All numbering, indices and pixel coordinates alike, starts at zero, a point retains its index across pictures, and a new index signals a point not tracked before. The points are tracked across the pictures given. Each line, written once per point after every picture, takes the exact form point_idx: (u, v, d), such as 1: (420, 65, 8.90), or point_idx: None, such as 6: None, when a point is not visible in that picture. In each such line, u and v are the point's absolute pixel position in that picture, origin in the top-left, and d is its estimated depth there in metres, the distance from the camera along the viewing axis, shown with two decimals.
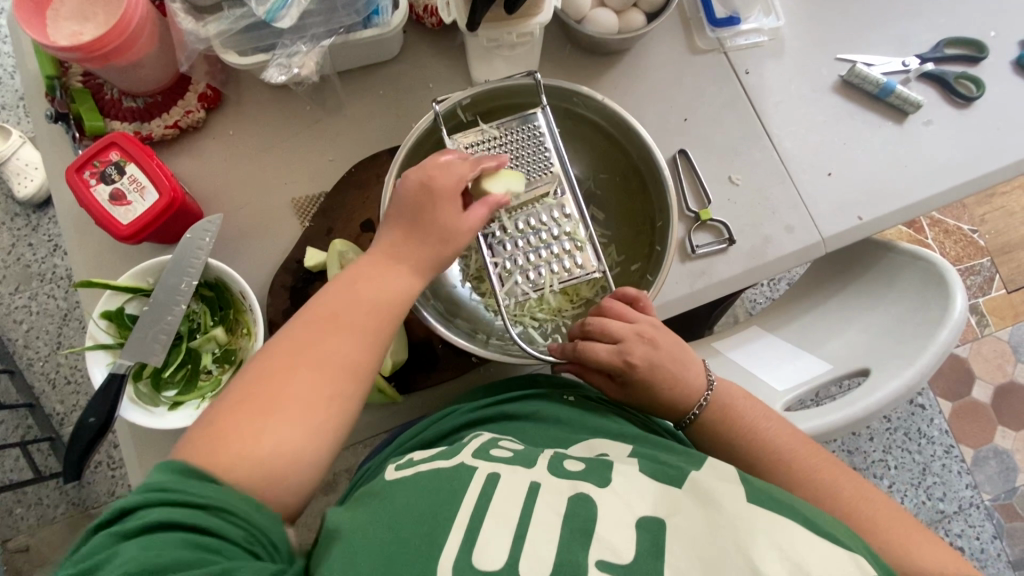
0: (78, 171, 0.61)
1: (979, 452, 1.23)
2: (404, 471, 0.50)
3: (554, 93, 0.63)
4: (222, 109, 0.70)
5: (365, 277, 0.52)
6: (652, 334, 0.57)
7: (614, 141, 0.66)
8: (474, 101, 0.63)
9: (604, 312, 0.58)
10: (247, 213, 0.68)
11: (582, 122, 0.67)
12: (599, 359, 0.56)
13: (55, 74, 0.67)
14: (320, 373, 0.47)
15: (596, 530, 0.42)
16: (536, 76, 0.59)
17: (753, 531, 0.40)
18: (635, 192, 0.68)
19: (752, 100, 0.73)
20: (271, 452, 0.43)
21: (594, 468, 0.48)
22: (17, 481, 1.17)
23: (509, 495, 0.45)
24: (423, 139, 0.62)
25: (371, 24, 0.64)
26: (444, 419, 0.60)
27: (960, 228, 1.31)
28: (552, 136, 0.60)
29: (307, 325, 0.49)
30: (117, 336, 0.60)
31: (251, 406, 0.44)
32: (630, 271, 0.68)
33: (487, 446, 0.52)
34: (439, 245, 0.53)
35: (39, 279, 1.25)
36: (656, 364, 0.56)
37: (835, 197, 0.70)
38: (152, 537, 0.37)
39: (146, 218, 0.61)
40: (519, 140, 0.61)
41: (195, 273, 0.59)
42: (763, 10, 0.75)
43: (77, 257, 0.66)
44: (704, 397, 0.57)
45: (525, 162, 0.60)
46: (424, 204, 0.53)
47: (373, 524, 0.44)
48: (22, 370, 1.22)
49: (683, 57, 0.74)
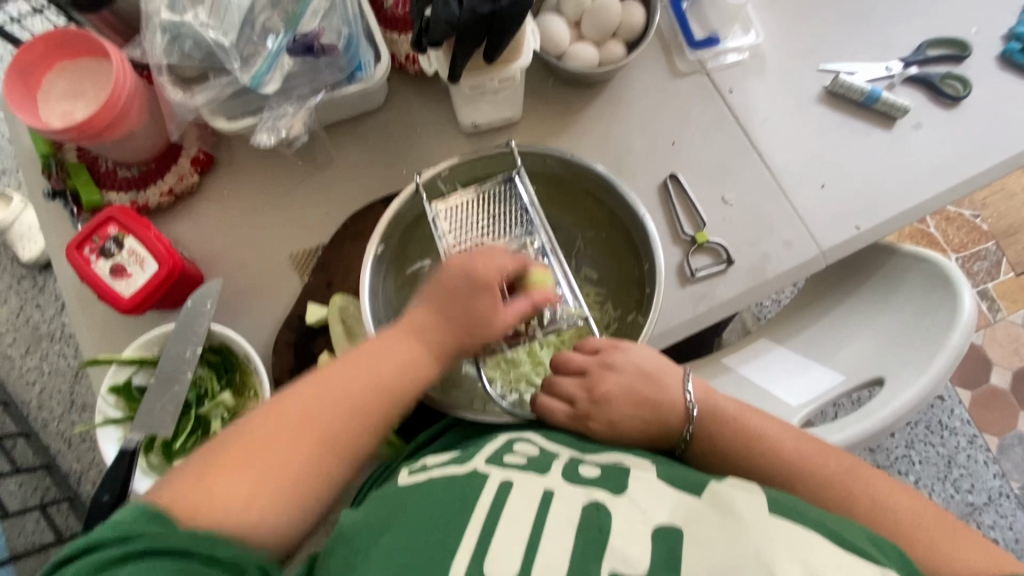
0: (78, 248, 0.62)
1: (1004, 440, 1.20)
2: (418, 475, 0.50)
3: (531, 158, 0.66)
4: (216, 170, 0.71)
5: (375, 356, 0.54)
6: (601, 390, 0.58)
7: (596, 196, 0.66)
8: (455, 172, 0.65)
9: (559, 367, 0.61)
10: (247, 272, 0.68)
11: (562, 184, 0.68)
12: (556, 420, 0.58)
13: (51, 152, 0.68)
14: (309, 454, 0.49)
15: (611, 542, 0.40)
16: (511, 143, 0.63)
17: (772, 543, 0.39)
18: (623, 245, 0.67)
19: (740, 118, 0.73)
20: (236, 520, 0.44)
21: (612, 475, 0.48)
22: (38, 545, 1.16)
23: (523, 505, 0.44)
24: (404, 214, 0.64)
25: (355, 79, 0.65)
26: (463, 432, 0.59)
27: (962, 214, 1.30)
28: (528, 198, 0.63)
29: (305, 398, 0.51)
30: (127, 409, 0.61)
31: (214, 474, 0.45)
32: (627, 322, 0.66)
33: (502, 450, 0.52)
34: (459, 337, 0.56)
35: (49, 339, 1.26)
36: (615, 418, 0.57)
37: (831, 208, 0.70)
38: (139, 564, 0.38)
39: (147, 289, 0.61)
40: (500, 203, 0.63)
41: (198, 339, 0.60)
42: (741, 28, 0.76)
43: (81, 330, 0.66)
44: (687, 432, 0.57)
45: (506, 224, 0.63)
46: (467, 308, 0.56)
47: (385, 528, 0.43)
48: (38, 432, 1.22)
49: (666, 80, 0.74)
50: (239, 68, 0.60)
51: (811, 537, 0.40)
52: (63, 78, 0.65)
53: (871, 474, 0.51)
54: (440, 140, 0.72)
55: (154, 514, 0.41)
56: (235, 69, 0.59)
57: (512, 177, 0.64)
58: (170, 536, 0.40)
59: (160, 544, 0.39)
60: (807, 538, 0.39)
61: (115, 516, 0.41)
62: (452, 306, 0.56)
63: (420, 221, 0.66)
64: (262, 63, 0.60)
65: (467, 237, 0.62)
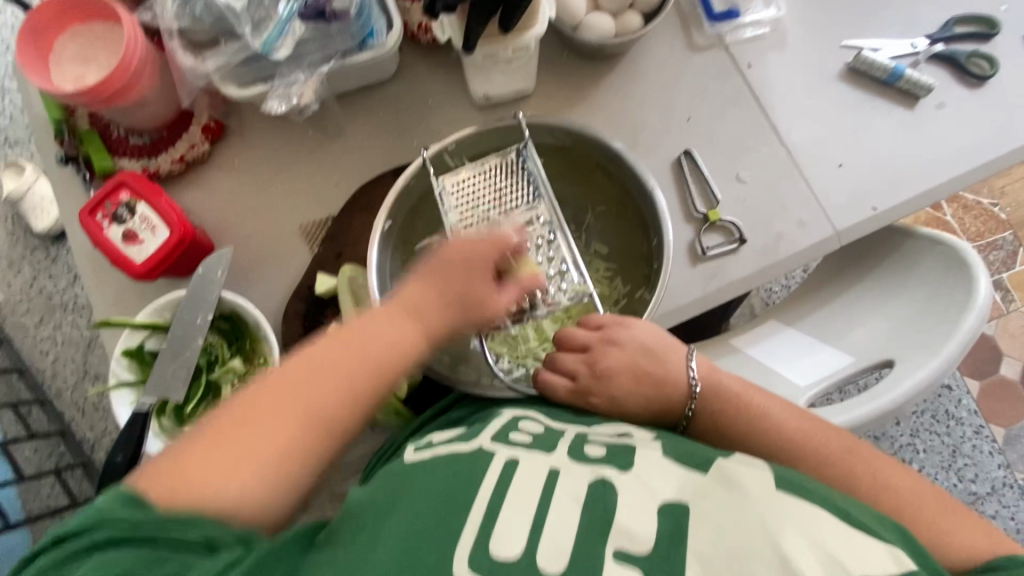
0: (91, 214, 0.62)
1: (1011, 431, 1.20)
2: (424, 454, 0.50)
3: (539, 130, 0.64)
4: (226, 139, 0.70)
5: (375, 327, 0.53)
6: (605, 366, 0.58)
7: (604, 170, 0.65)
8: (461, 146, 0.64)
9: (564, 343, 0.61)
10: (256, 242, 0.68)
11: (573, 157, 0.66)
12: (560, 397, 0.58)
13: (62, 117, 0.68)
14: (302, 425, 0.48)
15: (616, 518, 0.41)
16: (519, 117, 0.62)
17: (780, 520, 0.39)
18: (632, 220, 0.66)
19: (757, 95, 0.71)
20: (225, 494, 0.43)
21: (617, 454, 0.48)
22: (53, 508, 1.19)
23: (528, 483, 0.44)
24: (411, 188, 0.63)
25: (366, 46, 0.64)
26: (469, 406, 0.60)
27: (979, 203, 1.28)
28: (536, 172, 0.62)
29: (304, 368, 0.50)
30: (139, 373, 0.62)
31: (208, 446, 0.45)
32: (635, 299, 0.65)
33: (508, 428, 0.52)
34: (455, 307, 0.55)
35: (62, 309, 1.28)
36: (617, 396, 0.58)
37: (848, 189, 0.69)
38: (107, 555, 0.38)
39: (158, 255, 0.62)
40: (507, 176, 0.63)
41: (209, 306, 0.61)
42: (762, 1, 0.74)
43: (94, 295, 0.67)
44: (689, 409, 0.57)
45: (514, 199, 0.62)
46: (465, 282, 0.55)
47: (392, 507, 0.43)
48: (52, 399, 1.25)
49: (683, 54, 0.73)
50: (250, 33, 0.59)
51: (818, 514, 0.40)
52: (75, 41, 0.64)
53: (874, 458, 0.51)
54: (452, 112, 0.71)
55: (129, 500, 0.41)
56: (246, 34, 0.59)
57: (519, 152, 0.63)
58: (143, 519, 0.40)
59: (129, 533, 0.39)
60: (814, 516, 0.39)
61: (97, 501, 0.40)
62: (446, 276, 0.55)
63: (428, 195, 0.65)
64: (273, 29, 0.59)
65: (475, 213, 0.61)
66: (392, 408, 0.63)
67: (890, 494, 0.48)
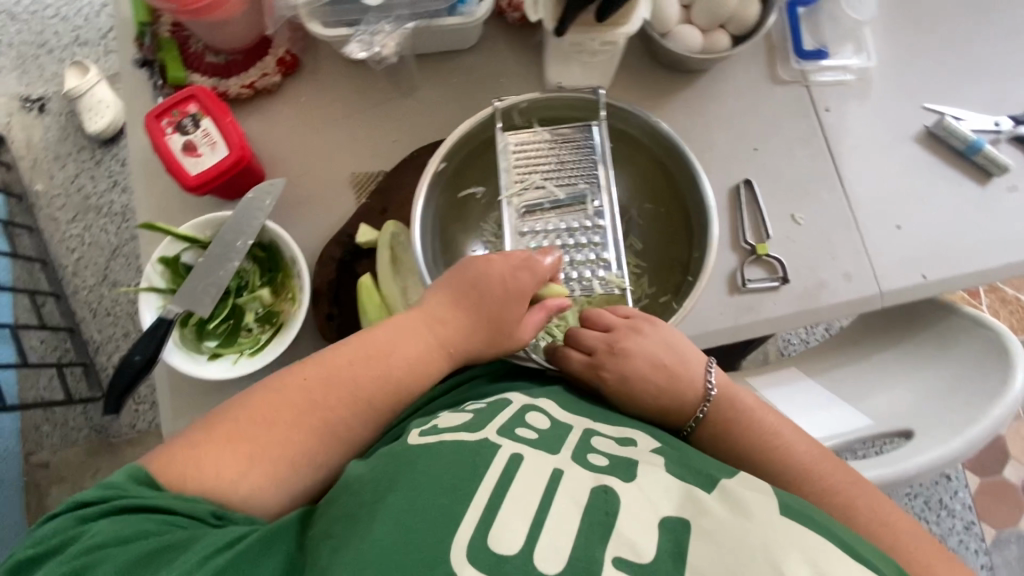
0: (156, 118, 0.62)
1: (1001, 534, 1.17)
2: (428, 437, 0.48)
3: (618, 115, 0.64)
4: (298, 75, 0.71)
5: (400, 337, 0.55)
6: (625, 347, 0.57)
7: (665, 170, 0.65)
8: (534, 107, 0.63)
9: (589, 321, 0.60)
10: (306, 181, 0.69)
11: (638, 148, 0.66)
12: (572, 368, 0.58)
13: (147, 21, 0.69)
14: (306, 439, 0.50)
15: (617, 526, 0.40)
16: (601, 91, 0.60)
17: (781, 544, 0.39)
18: (679, 227, 0.65)
19: (829, 138, 0.70)
20: (233, 486, 0.46)
21: (620, 464, 0.46)
22: (47, 400, 1.22)
23: (531, 482, 0.43)
24: (474, 135, 0.63)
25: (455, 12, 0.64)
26: (476, 386, 0.57)
27: (1020, 299, 1.25)
28: (599, 151, 0.61)
29: (306, 388, 0.51)
30: (170, 281, 0.63)
31: (216, 443, 0.48)
32: (658, 304, 0.64)
33: (514, 420, 0.50)
34: (482, 335, 0.56)
35: (95, 212, 1.30)
36: (629, 378, 0.57)
37: (900, 252, 0.68)
38: (121, 520, 0.41)
39: (212, 171, 0.62)
40: (571, 149, 0.62)
41: (251, 233, 0.61)
42: (853, 48, 0.73)
43: (140, 199, 0.68)
44: (700, 411, 0.56)
45: (571, 173, 0.61)
46: (499, 324, 0.56)
47: (391, 488, 0.43)
48: (68, 296, 1.27)
49: (763, 84, 0.72)
50: None
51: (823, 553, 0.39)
52: None
53: (884, 498, 0.50)
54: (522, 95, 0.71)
55: (142, 477, 0.44)
56: None
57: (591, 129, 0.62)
58: (151, 496, 0.43)
59: (145, 503, 0.42)
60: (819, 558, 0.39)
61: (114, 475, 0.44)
62: (484, 323, 0.56)
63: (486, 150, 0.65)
64: None
65: (530, 176, 0.61)
66: None
67: (896, 541, 0.46)
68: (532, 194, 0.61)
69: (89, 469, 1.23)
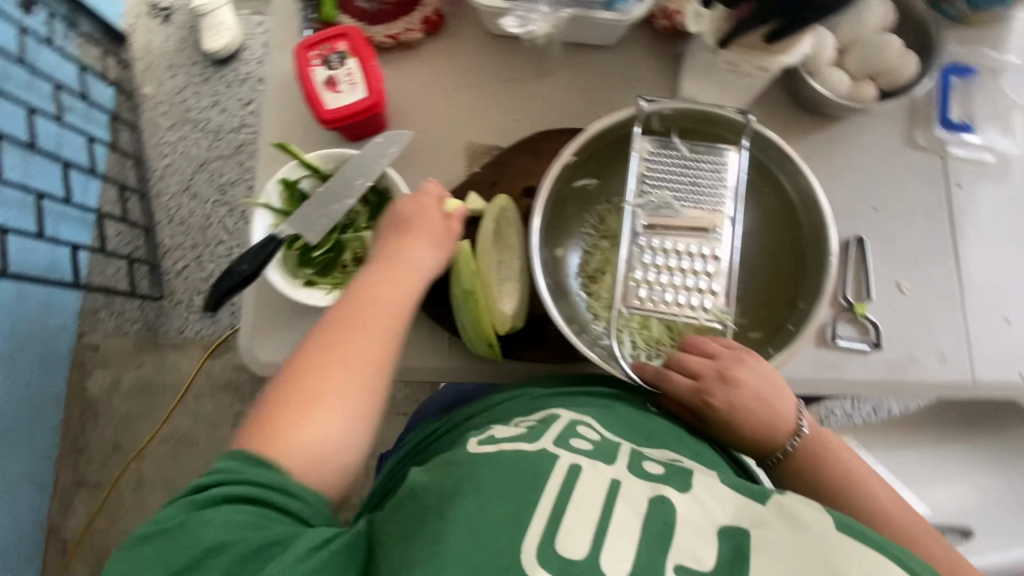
0: (307, 49, 0.65)
1: None
2: (487, 446, 0.47)
3: (754, 144, 0.63)
4: (439, 37, 0.73)
5: (382, 282, 0.56)
6: (733, 375, 0.55)
7: (790, 208, 0.63)
8: (675, 115, 0.63)
9: (688, 346, 0.58)
10: (424, 139, 0.71)
11: (765, 177, 0.64)
12: (678, 393, 0.56)
13: None
14: (361, 384, 0.51)
15: (677, 537, 0.40)
16: (749, 115, 0.59)
17: (841, 557, 0.38)
18: (788, 268, 0.63)
19: (953, 215, 0.68)
20: (326, 445, 0.49)
21: (676, 474, 0.46)
22: (110, 288, 1.28)
23: (591, 491, 0.42)
24: (608, 131, 0.63)
25: (612, 8, 0.65)
26: (526, 403, 0.56)
27: None
28: (733, 179, 0.60)
29: (333, 333, 0.53)
30: (286, 204, 0.65)
31: (284, 414, 0.49)
32: (747, 337, 0.63)
33: (568, 432, 0.48)
34: (434, 250, 0.59)
35: (192, 125, 1.35)
36: (735, 406, 0.55)
37: (1001, 346, 0.65)
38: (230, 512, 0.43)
39: (350, 110, 0.65)
40: (705, 170, 0.61)
41: (373, 175, 0.63)
42: (1000, 129, 0.70)
43: (268, 122, 0.71)
44: (791, 444, 0.55)
45: (701, 192, 0.60)
46: (427, 228, 0.60)
47: (457, 492, 0.41)
48: (150, 197, 1.34)
49: (896, 145, 0.70)
50: None
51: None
52: None
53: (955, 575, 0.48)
54: None
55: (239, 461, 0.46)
56: None
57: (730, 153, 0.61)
58: (255, 482, 0.45)
59: (252, 491, 0.44)
60: None
61: (219, 461, 0.46)
62: (414, 236, 0.59)
63: (619, 146, 0.66)
64: None
65: (659, 187, 0.60)
66: (486, 339, 0.61)
67: None
68: (658, 206, 0.59)
69: (132, 362, 1.29)
